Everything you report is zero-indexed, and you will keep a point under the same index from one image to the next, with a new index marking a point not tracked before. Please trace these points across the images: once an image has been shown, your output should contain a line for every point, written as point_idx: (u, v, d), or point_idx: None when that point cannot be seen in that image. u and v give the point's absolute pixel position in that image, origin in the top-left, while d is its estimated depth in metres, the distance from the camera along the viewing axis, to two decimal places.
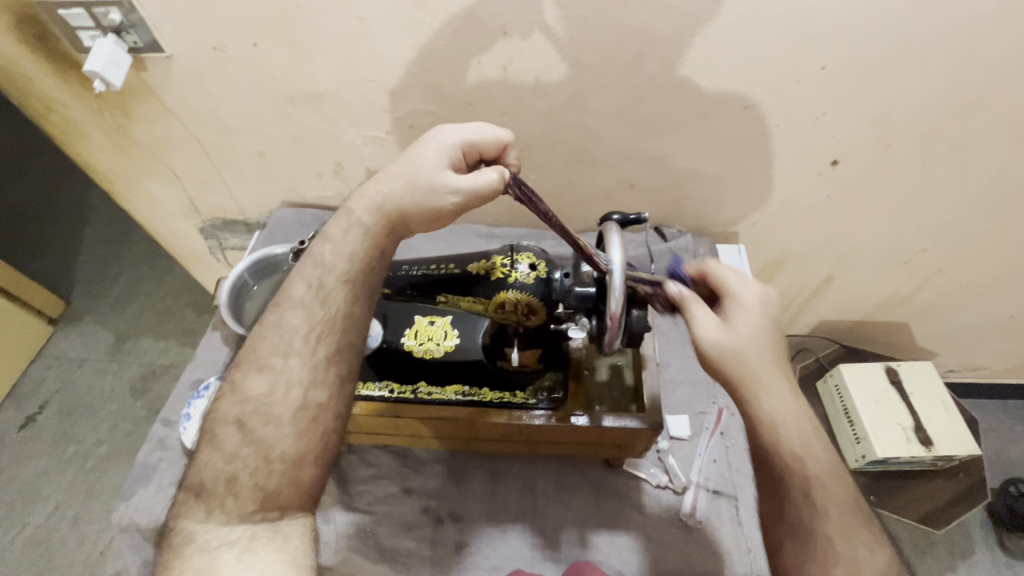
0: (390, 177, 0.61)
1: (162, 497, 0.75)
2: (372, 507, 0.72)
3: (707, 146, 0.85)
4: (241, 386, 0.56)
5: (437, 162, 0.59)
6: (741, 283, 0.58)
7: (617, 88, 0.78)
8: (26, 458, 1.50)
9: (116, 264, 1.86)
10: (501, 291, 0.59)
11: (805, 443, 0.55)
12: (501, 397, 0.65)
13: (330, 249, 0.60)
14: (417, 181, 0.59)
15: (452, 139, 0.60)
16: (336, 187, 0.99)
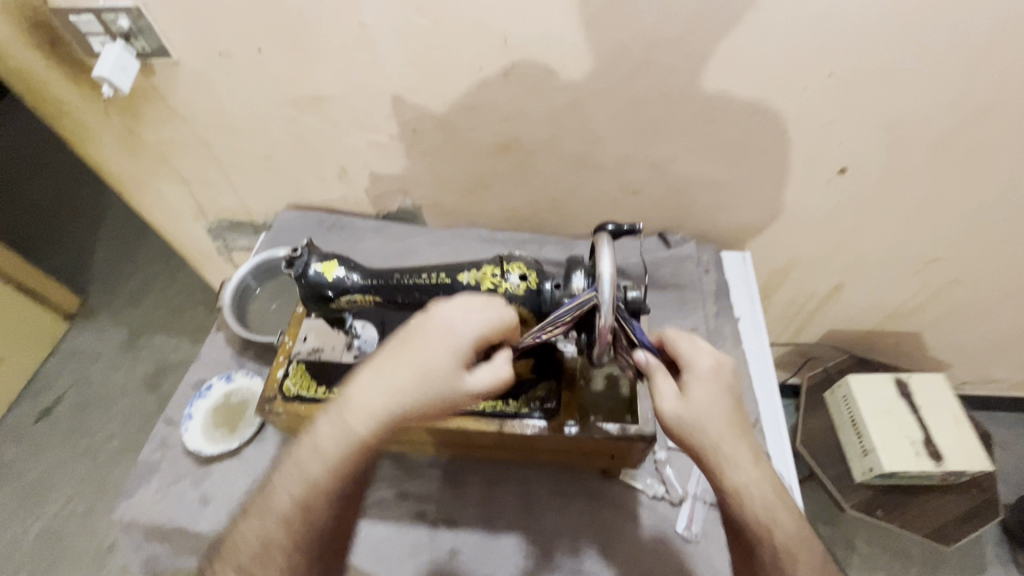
0: (400, 378, 0.50)
1: (163, 496, 0.76)
2: (366, 510, 0.72)
3: (712, 153, 0.84)
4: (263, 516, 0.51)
5: (467, 365, 0.53)
6: (698, 350, 0.58)
7: (620, 94, 0.77)
8: (41, 451, 1.53)
9: (129, 261, 1.89)
10: (490, 301, 0.59)
11: (775, 511, 0.53)
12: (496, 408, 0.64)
13: (332, 437, 0.50)
14: (425, 378, 0.50)
15: (467, 327, 0.53)
16: (340, 190, 1.00)
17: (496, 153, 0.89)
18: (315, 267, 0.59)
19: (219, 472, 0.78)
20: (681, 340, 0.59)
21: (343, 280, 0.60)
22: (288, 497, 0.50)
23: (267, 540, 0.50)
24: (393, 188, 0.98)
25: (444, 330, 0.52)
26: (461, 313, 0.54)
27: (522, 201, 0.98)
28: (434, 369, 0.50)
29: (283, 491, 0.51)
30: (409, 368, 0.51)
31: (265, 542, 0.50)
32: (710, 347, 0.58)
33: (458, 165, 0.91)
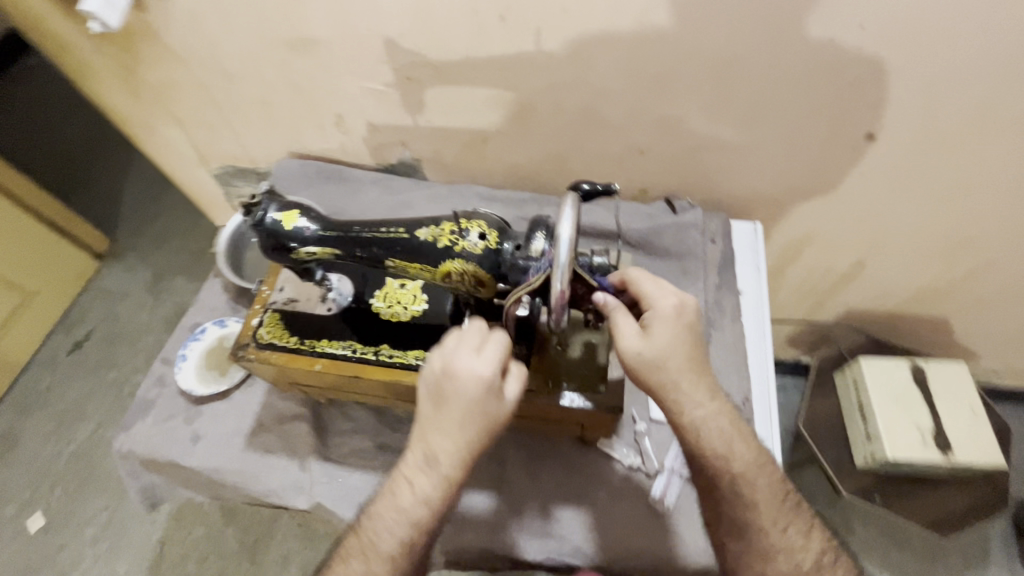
0: (465, 429, 0.54)
1: (157, 431, 0.79)
2: (346, 458, 0.75)
3: (724, 112, 0.78)
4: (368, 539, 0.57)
5: (510, 390, 0.56)
6: (662, 291, 0.58)
7: (626, 44, 0.71)
8: (73, 380, 1.63)
9: (153, 205, 1.94)
10: (448, 260, 0.56)
11: (726, 441, 0.58)
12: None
13: (433, 476, 0.55)
14: (489, 421, 0.54)
15: (494, 365, 0.55)
16: (339, 140, 0.98)
17: (496, 106, 0.84)
18: (273, 216, 0.58)
19: (209, 412, 0.80)
20: (643, 281, 0.59)
21: (301, 230, 0.59)
22: (393, 533, 0.56)
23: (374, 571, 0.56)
24: (392, 140, 0.95)
25: (476, 377, 0.54)
26: (466, 350, 0.55)
27: (524, 158, 0.94)
28: (489, 409, 0.54)
29: (385, 526, 0.56)
30: (471, 422, 0.54)
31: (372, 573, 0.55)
32: (671, 286, 0.59)
33: (457, 117, 0.88)
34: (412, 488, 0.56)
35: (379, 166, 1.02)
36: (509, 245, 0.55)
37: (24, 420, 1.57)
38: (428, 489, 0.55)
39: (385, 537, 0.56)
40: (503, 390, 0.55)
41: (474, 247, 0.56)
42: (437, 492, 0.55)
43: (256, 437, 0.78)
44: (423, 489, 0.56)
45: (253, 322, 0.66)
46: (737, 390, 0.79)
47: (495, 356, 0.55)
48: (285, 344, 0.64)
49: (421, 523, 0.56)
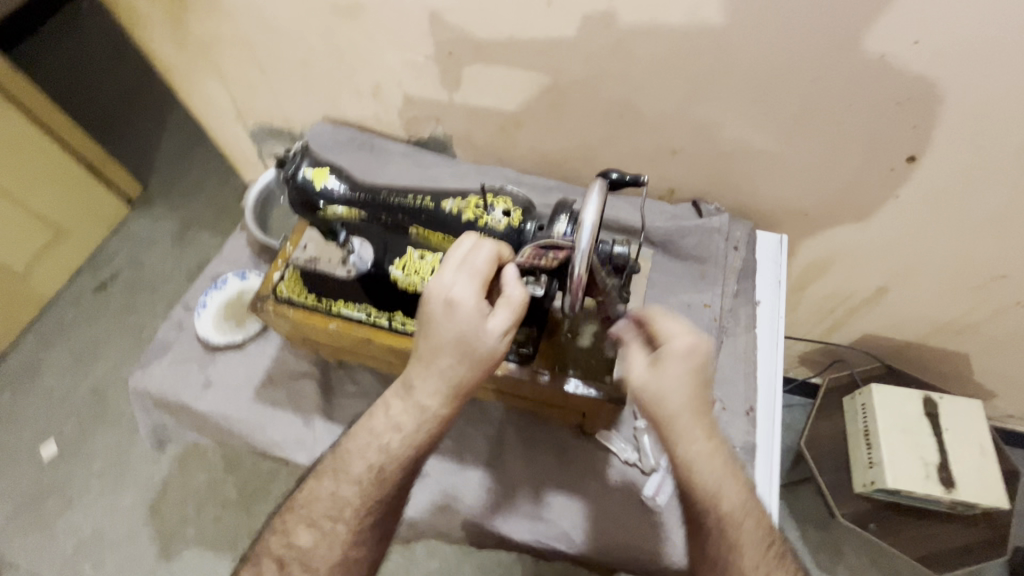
0: (442, 355, 0.54)
1: (172, 372, 0.81)
2: (350, 421, 0.77)
3: (763, 119, 0.77)
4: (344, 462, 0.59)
5: (495, 322, 0.53)
6: (676, 334, 0.55)
7: (671, 38, 0.70)
8: (95, 319, 1.69)
9: (187, 157, 1.97)
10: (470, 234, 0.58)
11: (718, 484, 0.54)
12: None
13: (410, 402, 0.56)
14: (467, 347, 0.53)
15: (472, 291, 0.53)
16: (374, 109, 0.98)
17: (532, 90, 0.84)
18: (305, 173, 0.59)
19: (222, 360, 0.82)
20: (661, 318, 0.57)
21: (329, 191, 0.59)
22: (365, 463, 0.57)
23: (342, 497, 0.57)
24: (426, 114, 0.96)
25: (448, 302, 0.53)
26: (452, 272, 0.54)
27: (554, 146, 0.93)
28: (466, 339, 0.53)
29: (359, 455, 0.58)
30: (447, 346, 0.53)
31: (339, 498, 0.57)
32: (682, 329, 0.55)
33: (493, 97, 0.88)
34: (389, 421, 0.57)
35: (410, 139, 1.03)
36: (530, 226, 0.57)
37: (47, 351, 1.64)
38: (405, 423, 0.56)
39: (358, 466, 0.57)
40: (483, 321, 0.53)
41: (497, 224, 0.57)
42: (416, 428, 0.56)
43: (265, 389, 0.80)
44: (401, 424, 0.56)
45: (273, 277, 0.67)
46: (740, 400, 0.78)
47: (477, 283, 0.54)
48: (302, 301, 0.66)
49: (394, 458, 0.57)
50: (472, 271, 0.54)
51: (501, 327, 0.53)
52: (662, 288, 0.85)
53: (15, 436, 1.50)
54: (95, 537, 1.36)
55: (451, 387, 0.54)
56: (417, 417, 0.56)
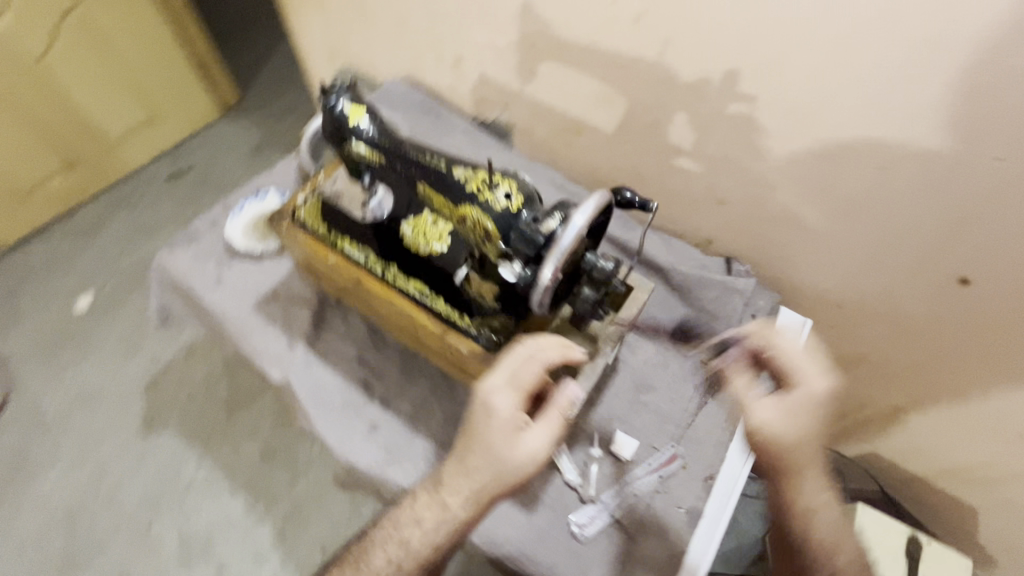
0: (477, 467, 0.55)
1: (192, 261, 0.87)
2: (327, 356, 0.80)
3: (818, 194, 0.74)
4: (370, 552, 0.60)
5: (531, 440, 0.55)
6: (809, 370, 0.66)
7: (744, 88, 0.68)
8: (161, 201, 1.80)
9: (280, 80, 2.07)
10: (466, 205, 0.52)
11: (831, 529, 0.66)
12: (449, 314, 0.62)
13: (437, 508, 0.57)
14: (502, 459, 0.55)
15: (513, 404, 0.55)
16: (451, 79, 1.01)
17: (599, 101, 0.84)
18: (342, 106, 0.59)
19: (238, 266, 0.86)
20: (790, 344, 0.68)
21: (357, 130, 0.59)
22: (385, 555, 0.59)
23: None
24: (496, 98, 0.98)
25: (490, 407, 0.56)
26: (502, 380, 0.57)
27: (607, 163, 0.93)
28: (500, 453, 0.55)
29: (381, 548, 0.59)
30: (481, 453, 0.55)
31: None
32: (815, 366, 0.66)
33: (561, 99, 0.88)
34: (411, 514, 0.58)
35: (475, 117, 1.05)
36: (527, 214, 0.50)
37: (113, 216, 1.78)
38: (428, 519, 0.57)
39: (380, 558, 0.59)
40: (519, 436, 0.55)
41: (494, 204, 0.51)
42: (436, 526, 0.57)
43: (266, 303, 0.83)
44: (423, 518, 0.58)
45: (296, 199, 0.70)
46: (704, 464, 0.73)
47: (518, 398, 0.56)
48: (313, 228, 0.68)
49: (414, 555, 0.58)
50: (518, 382, 0.56)
51: (540, 443, 0.56)
52: (665, 332, 0.84)
53: (65, 283, 1.65)
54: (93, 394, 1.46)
55: (478, 491, 0.55)
56: (438, 516, 0.57)
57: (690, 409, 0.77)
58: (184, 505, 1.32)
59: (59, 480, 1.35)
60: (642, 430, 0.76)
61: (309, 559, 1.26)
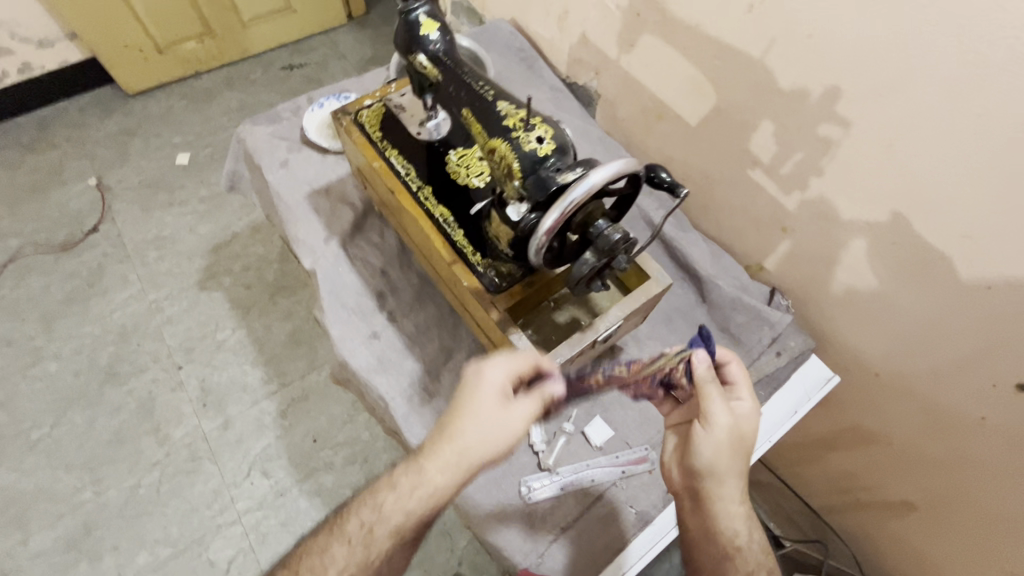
0: (463, 439, 0.55)
1: (268, 138, 0.93)
2: (354, 259, 0.84)
3: (889, 250, 0.66)
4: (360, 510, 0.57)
5: (514, 411, 0.56)
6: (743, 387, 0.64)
7: (841, 110, 0.62)
8: (269, 88, 1.85)
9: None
10: (499, 139, 0.52)
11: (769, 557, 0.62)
12: (462, 249, 0.62)
13: (428, 477, 0.55)
14: (490, 432, 0.55)
15: (505, 378, 0.57)
16: (554, 33, 1.00)
17: (689, 90, 0.80)
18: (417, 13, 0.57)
19: (304, 155, 0.92)
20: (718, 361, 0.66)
21: (427, 39, 0.58)
22: (360, 522, 0.57)
23: (331, 556, 0.56)
24: (591, 63, 0.96)
25: (481, 376, 0.57)
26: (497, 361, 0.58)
27: (681, 158, 0.89)
28: (489, 424, 0.55)
29: (357, 513, 0.57)
30: (471, 424, 0.55)
31: (329, 556, 0.56)
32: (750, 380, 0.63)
33: (652, 77, 0.85)
34: (388, 483, 0.57)
35: (567, 78, 1.03)
36: (555, 161, 0.49)
37: (228, 88, 1.84)
38: (403, 489, 0.55)
39: (353, 524, 0.57)
40: (504, 405, 0.56)
41: (527, 143, 0.51)
42: (410, 496, 0.55)
43: (318, 195, 0.89)
44: (400, 488, 0.55)
45: (363, 102, 0.72)
46: None
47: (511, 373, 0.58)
48: (369, 132, 0.69)
49: (388, 523, 0.55)
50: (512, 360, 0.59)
51: (523, 417, 0.57)
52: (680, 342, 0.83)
53: (168, 135, 1.73)
54: (169, 236, 1.58)
55: (458, 463, 0.54)
56: (420, 488, 0.55)
57: None
58: (212, 359, 1.43)
59: (118, 301, 1.49)
60: (621, 422, 0.75)
61: (299, 445, 1.35)
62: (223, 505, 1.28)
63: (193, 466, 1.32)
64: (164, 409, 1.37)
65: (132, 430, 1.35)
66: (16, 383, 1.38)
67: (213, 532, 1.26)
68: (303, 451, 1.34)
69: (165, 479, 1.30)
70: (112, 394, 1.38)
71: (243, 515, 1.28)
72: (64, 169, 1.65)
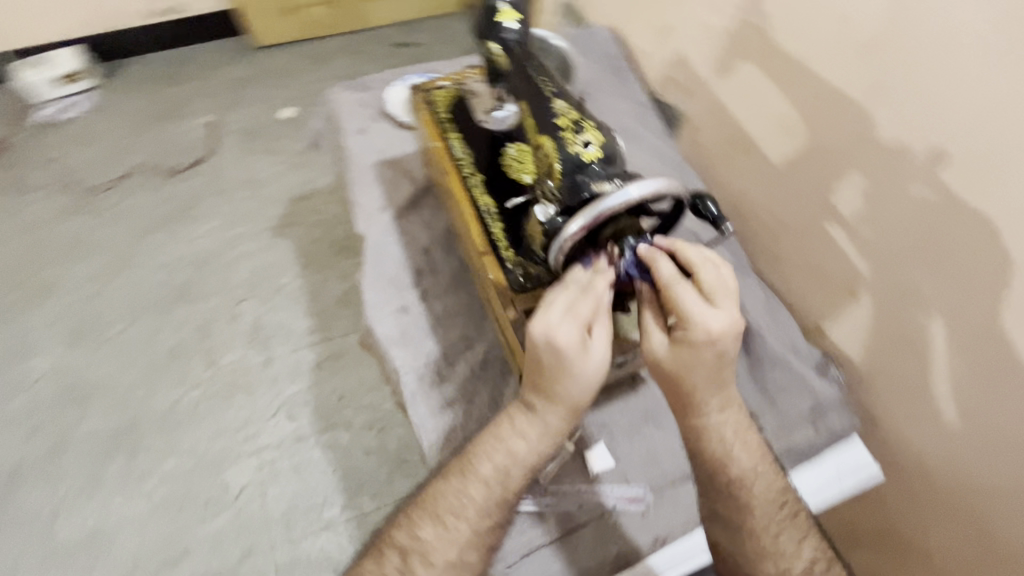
0: (570, 397, 0.53)
1: (353, 104, 0.97)
2: (402, 231, 0.86)
3: (970, 341, 0.58)
4: (462, 471, 0.59)
5: (598, 351, 0.51)
6: (715, 311, 0.49)
7: (943, 174, 0.55)
8: (377, 60, 1.94)
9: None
10: (546, 135, 0.51)
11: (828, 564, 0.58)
12: (497, 242, 0.61)
13: (531, 426, 0.56)
14: (594, 380, 0.51)
15: (576, 329, 0.50)
16: (651, 47, 0.97)
17: (776, 125, 0.74)
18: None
19: (382, 125, 0.95)
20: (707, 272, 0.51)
21: (502, 26, 0.58)
22: (492, 465, 0.58)
23: (468, 497, 0.58)
24: (681, 83, 0.92)
25: (555, 347, 0.50)
26: (554, 320, 0.50)
27: (756, 196, 0.83)
28: (587, 375, 0.51)
29: (487, 458, 0.58)
30: (574, 387, 0.52)
31: (466, 497, 0.58)
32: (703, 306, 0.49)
33: (741, 106, 0.80)
34: (514, 429, 0.57)
35: (656, 93, 0.99)
36: (599, 169, 0.51)
37: (341, 56, 1.94)
38: (533, 434, 0.56)
39: (486, 468, 0.58)
40: (588, 353, 0.50)
41: (573, 147, 0.52)
42: (543, 440, 0.56)
43: (385, 165, 0.91)
44: (529, 434, 0.56)
45: (438, 82, 0.73)
46: (664, 525, 0.67)
47: (580, 319, 0.50)
48: (436, 112, 0.70)
49: (523, 463, 0.57)
50: (576, 308, 0.51)
51: (606, 347, 0.51)
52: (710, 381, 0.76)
53: (280, 89, 1.86)
54: (260, 180, 1.70)
55: (575, 407, 0.54)
56: (540, 430, 0.56)
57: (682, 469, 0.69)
58: (270, 299, 1.52)
59: (204, 230, 1.62)
60: (625, 457, 0.70)
61: (326, 398, 1.40)
62: (247, 436, 1.35)
63: (230, 393, 1.40)
64: (219, 335, 1.47)
65: (188, 347, 1.45)
66: (106, 282, 1.52)
67: (233, 458, 1.32)
68: (329, 405, 1.39)
69: (205, 399, 1.39)
70: (180, 311, 1.50)
71: (262, 450, 1.33)
72: (187, 105, 1.81)
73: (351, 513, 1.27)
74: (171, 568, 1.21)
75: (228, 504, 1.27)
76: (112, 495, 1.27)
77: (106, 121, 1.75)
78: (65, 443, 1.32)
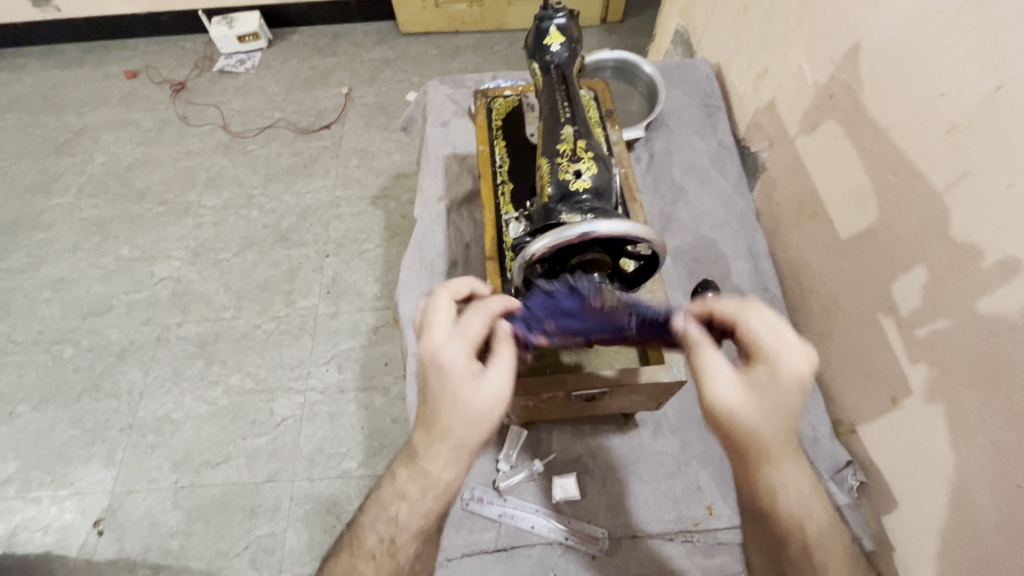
0: (451, 434, 0.50)
1: (445, 96, 1.04)
2: (452, 223, 0.91)
3: (1013, 497, 0.49)
4: (360, 536, 0.55)
5: (491, 382, 0.49)
6: (789, 345, 0.45)
7: (1014, 288, 0.48)
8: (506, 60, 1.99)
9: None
10: (548, 160, 0.59)
11: None
12: (505, 254, 0.67)
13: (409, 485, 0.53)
14: (475, 417, 0.49)
15: (466, 352, 0.50)
16: (748, 90, 0.93)
17: (851, 198, 0.68)
18: (550, 24, 0.65)
19: (463, 122, 1.00)
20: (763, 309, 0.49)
21: (548, 49, 0.65)
22: (378, 535, 0.54)
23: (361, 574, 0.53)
24: (766, 132, 0.87)
25: (441, 367, 0.49)
26: (453, 330, 0.51)
27: (819, 265, 0.75)
28: (468, 406, 0.49)
29: (372, 528, 0.54)
30: (454, 422, 0.49)
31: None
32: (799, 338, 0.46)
33: (819, 168, 0.74)
34: (397, 492, 0.53)
35: (740, 139, 0.95)
36: (584, 198, 0.56)
37: (475, 51, 2.02)
38: (413, 493, 0.53)
39: (371, 538, 0.54)
40: (480, 386, 0.49)
41: (565, 173, 0.57)
42: (424, 498, 0.52)
43: (454, 158, 0.97)
44: (409, 493, 0.53)
45: (503, 92, 0.80)
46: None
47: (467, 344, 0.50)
48: (492, 117, 0.79)
49: (408, 527, 0.53)
50: (465, 329, 0.50)
51: (497, 384, 0.50)
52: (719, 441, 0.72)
53: (414, 73, 1.97)
54: (372, 152, 1.79)
55: (458, 450, 0.50)
56: (421, 484, 0.52)
57: (650, 526, 0.67)
58: (351, 260, 1.59)
59: (317, 185, 1.73)
60: (592, 495, 0.69)
61: (373, 359, 1.44)
62: (301, 374, 1.42)
63: (298, 333, 1.48)
64: (302, 280, 1.56)
65: (275, 285, 1.56)
66: (229, 214, 1.69)
67: (283, 390, 1.40)
68: (373, 367, 1.43)
69: (277, 332, 1.49)
70: (277, 252, 1.61)
71: (309, 391, 1.40)
72: (331, 74, 1.98)
73: (365, 471, 1.29)
74: (210, 470, 1.32)
75: (268, 429, 1.36)
76: (187, 391, 1.42)
77: (264, 77, 1.99)
78: (165, 338, 1.49)
